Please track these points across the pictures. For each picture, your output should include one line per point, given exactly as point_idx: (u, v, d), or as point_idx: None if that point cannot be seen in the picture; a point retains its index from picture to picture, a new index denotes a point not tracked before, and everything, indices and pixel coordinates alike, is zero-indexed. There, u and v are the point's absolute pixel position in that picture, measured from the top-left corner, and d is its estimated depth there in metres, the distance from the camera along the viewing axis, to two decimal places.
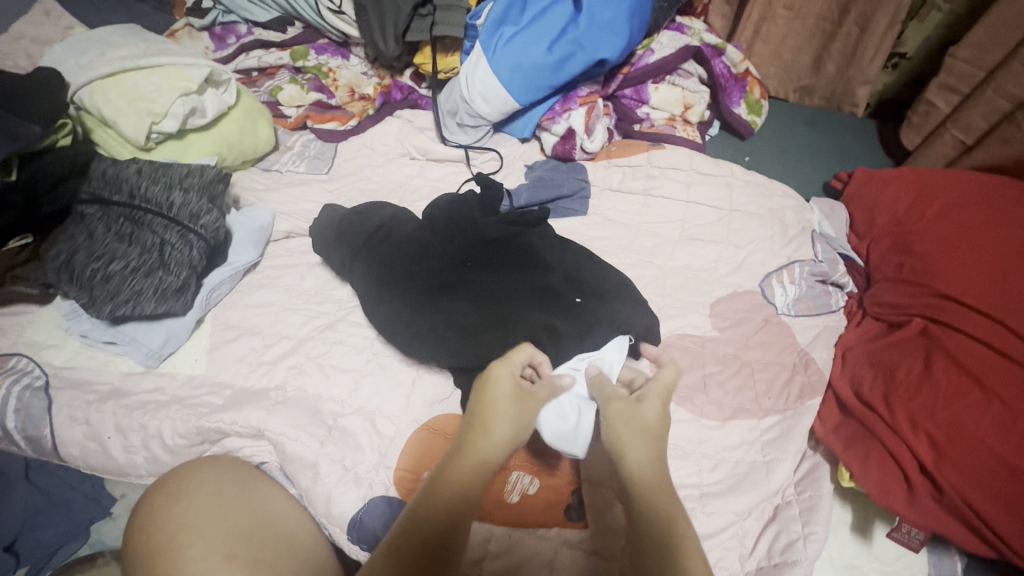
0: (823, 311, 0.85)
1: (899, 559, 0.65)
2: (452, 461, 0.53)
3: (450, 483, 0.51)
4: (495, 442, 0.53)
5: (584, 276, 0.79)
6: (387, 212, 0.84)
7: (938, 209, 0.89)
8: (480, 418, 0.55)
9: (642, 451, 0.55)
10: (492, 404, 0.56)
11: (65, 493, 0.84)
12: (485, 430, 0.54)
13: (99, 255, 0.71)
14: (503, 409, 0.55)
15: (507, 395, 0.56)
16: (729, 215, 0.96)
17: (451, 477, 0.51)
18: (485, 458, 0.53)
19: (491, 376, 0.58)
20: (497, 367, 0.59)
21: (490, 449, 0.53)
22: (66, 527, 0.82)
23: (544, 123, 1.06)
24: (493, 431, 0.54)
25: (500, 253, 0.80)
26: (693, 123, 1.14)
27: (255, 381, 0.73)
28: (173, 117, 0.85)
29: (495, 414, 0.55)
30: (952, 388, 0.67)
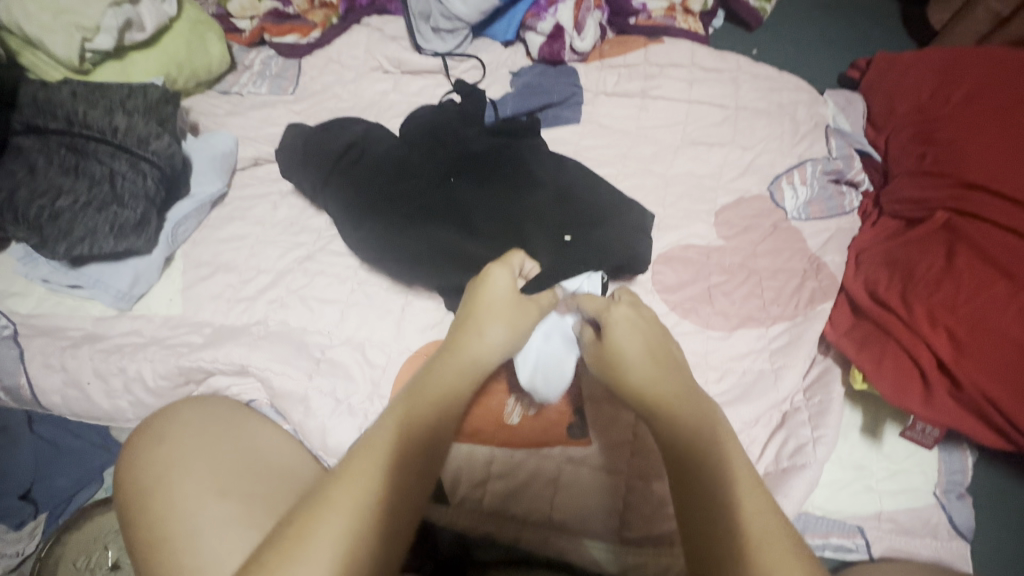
0: (836, 213, 0.79)
1: (909, 457, 0.64)
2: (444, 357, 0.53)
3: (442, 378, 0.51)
4: (491, 341, 0.54)
5: (578, 193, 0.72)
6: (359, 128, 0.76)
7: (966, 92, 0.81)
8: (475, 317, 0.55)
9: (642, 361, 0.52)
10: (484, 308, 0.55)
11: (71, 442, 0.83)
12: (479, 329, 0.54)
13: (43, 191, 0.65)
14: (499, 308, 0.55)
15: (504, 298, 0.55)
16: (736, 114, 0.88)
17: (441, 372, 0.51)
18: (477, 355, 0.53)
19: (489, 276, 0.57)
20: (496, 270, 0.57)
21: (483, 346, 0.53)
22: (78, 474, 0.82)
23: (528, 21, 0.96)
24: (486, 331, 0.54)
25: (483, 170, 0.73)
26: (694, 13, 1.03)
27: (235, 318, 0.69)
28: (107, 32, 0.75)
29: (488, 314, 0.55)
30: (975, 281, 0.63)
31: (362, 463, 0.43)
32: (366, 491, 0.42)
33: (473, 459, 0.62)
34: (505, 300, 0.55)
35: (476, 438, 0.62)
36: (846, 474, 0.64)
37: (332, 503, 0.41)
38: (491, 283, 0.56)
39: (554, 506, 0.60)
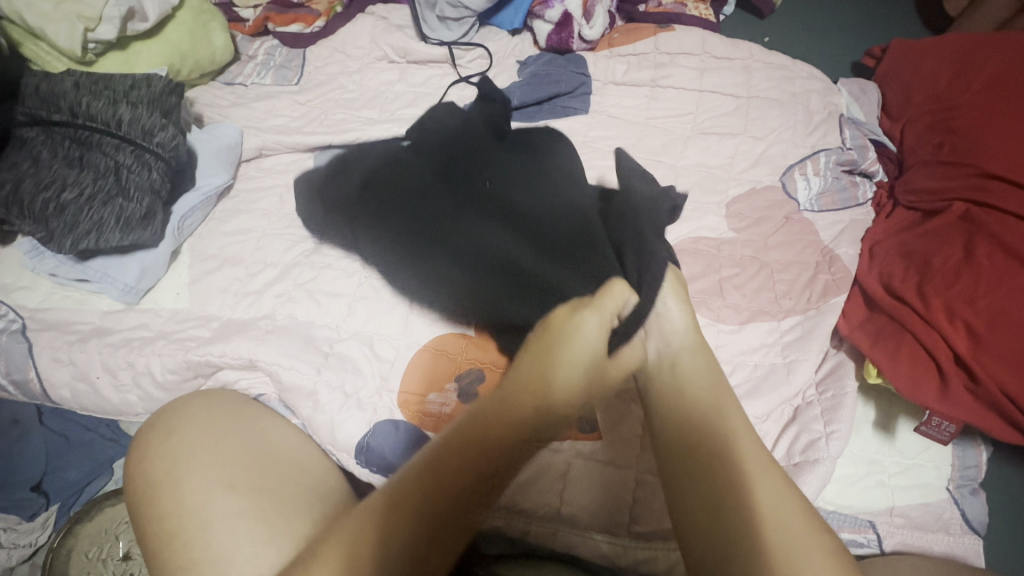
0: (850, 205, 0.78)
1: (923, 452, 0.64)
2: (512, 395, 0.53)
3: (507, 418, 0.52)
4: (561, 386, 0.55)
5: (598, 201, 0.70)
6: (376, 150, 0.76)
7: (986, 78, 0.79)
8: (547, 354, 0.57)
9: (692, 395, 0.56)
10: (558, 353, 0.57)
11: (83, 435, 0.83)
12: (552, 374, 0.55)
13: (48, 183, 0.64)
14: (574, 355, 0.57)
15: (590, 352, 0.58)
16: (747, 103, 0.86)
17: (510, 411, 0.52)
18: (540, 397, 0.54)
19: (580, 325, 0.58)
20: (588, 315, 0.59)
21: (554, 390, 0.55)
22: (90, 466, 0.82)
23: (536, 9, 0.94)
24: (558, 375, 0.55)
25: (500, 178, 0.72)
26: (705, 0, 1.01)
27: (242, 312, 0.69)
28: (109, 22, 0.74)
29: (565, 363, 0.56)
30: (995, 274, 0.61)
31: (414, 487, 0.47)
32: (415, 517, 0.45)
33: None
34: (587, 352, 0.57)
35: None
36: (859, 469, 0.63)
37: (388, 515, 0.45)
38: (580, 332, 0.58)
39: (563, 500, 0.60)
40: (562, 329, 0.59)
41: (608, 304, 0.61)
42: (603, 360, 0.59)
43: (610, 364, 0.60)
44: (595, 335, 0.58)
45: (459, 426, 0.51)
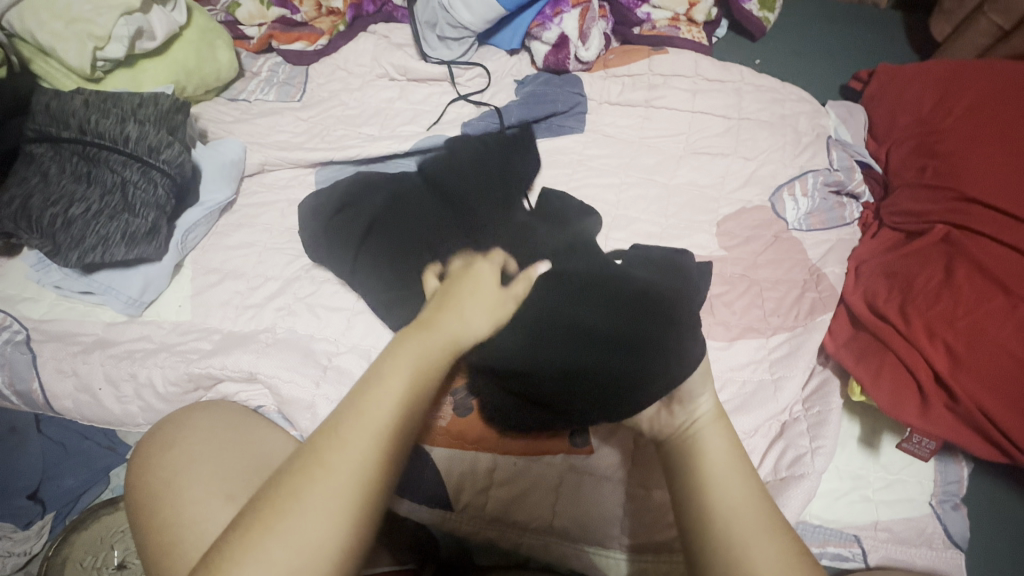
0: (837, 225, 0.81)
1: (906, 467, 0.65)
2: (425, 329, 0.49)
3: (421, 354, 0.47)
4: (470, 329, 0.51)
5: (635, 265, 0.64)
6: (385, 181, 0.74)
7: (968, 104, 0.81)
8: (451, 301, 0.52)
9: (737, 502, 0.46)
10: (466, 299, 0.53)
11: (79, 444, 0.84)
12: (463, 315, 0.51)
13: (56, 199, 0.66)
14: (479, 302, 0.53)
15: (487, 290, 0.54)
16: (738, 124, 0.88)
17: (423, 349, 0.47)
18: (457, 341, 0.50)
19: (474, 275, 0.56)
20: (480, 268, 0.57)
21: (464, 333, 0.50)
22: (86, 474, 0.83)
23: (533, 31, 0.96)
24: (468, 316, 0.51)
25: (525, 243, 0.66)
26: (698, 23, 1.04)
27: (243, 325, 0.70)
28: (118, 41, 0.76)
29: (472, 302, 0.52)
30: (974, 295, 0.63)
31: (359, 436, 0.41)
32: (354, 470, 0.40)
33: (477, 466, 0.63)
34: (487, 293, 0.54)
35: (478, 445, 0.62)
36: (844, 484, 0.65)
37: (327, 468, 0.40)
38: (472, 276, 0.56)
39: (556, 513, 0.61)
40: (464, 279, 0.56)
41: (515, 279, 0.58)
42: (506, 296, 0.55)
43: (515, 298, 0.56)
44: (492, 277, 0.56)
45: (380, 370, 0.45)
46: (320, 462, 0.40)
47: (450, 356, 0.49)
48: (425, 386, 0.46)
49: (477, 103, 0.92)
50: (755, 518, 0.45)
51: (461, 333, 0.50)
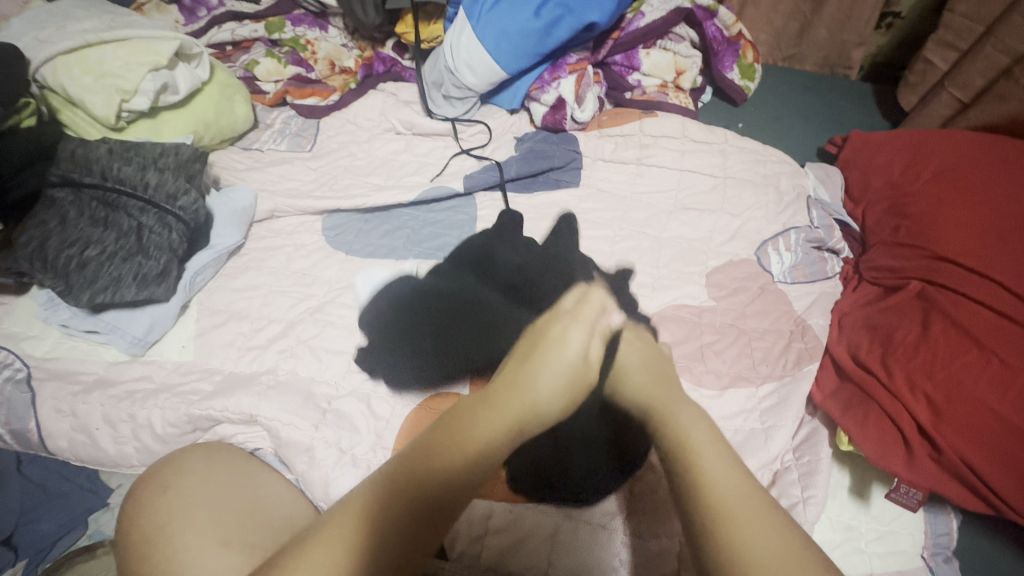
0: (819, 278, 0.85)
1: (897, 518, 0.66)
2: (486, 401, 0.52)
3: (478, 428, 0.49)
4: (534, 403, 0.52)
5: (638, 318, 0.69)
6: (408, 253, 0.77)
7: (934, 170, 0.88)
8: (513, 377, 0.54)
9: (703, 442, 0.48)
10: (532, 361, 0.55)
11: (60, 485, 0.81)
12: (529, 380, 0.53)
13: (73, 241, 0.69)
14: (542, 378, 0.54)
15: (562, 367, 0.55)
16: (724, 183, 0.94)
17: (478, 421, 0.50)
18: (515, 421, 0.51)
19: (564, 334, 0.57)
20: (574, 332, 0.57)
21: (526, 409, 0.52)
22: (64, 519, 0.79)
23: (532, 93, 1.02)
24: (534, 396, 0.53)
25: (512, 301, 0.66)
26: (685, 90, 1.11)
27: (244, 366, 0.72)
28: (144, 94, 0.81)
29: (547, 367, 0.54)
30: (950, 349, 0.67)
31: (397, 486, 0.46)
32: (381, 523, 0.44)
33: (473, 514, 0.63)
34: (563, 365, 0.55)
35: (477, 492, 0.63)
36: (837, 535, 0.65)
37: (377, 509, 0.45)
38: (562, 333, 0.57)
39: (552, 563, 0.60)
40: (551, 337, 0.58)
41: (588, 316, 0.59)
42: (587, 372, 0.56)
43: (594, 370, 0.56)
44: (581, 347, 0.56)
45: (434, 431, 0.50)
46: (364, 508, 0.45)
47: (509, 428, 0.50)
48: (475, 458, 0.48)
49: (478, 157, 0.97)
50: (702, 434, 0.49)
51: (528, 403, 0.52)
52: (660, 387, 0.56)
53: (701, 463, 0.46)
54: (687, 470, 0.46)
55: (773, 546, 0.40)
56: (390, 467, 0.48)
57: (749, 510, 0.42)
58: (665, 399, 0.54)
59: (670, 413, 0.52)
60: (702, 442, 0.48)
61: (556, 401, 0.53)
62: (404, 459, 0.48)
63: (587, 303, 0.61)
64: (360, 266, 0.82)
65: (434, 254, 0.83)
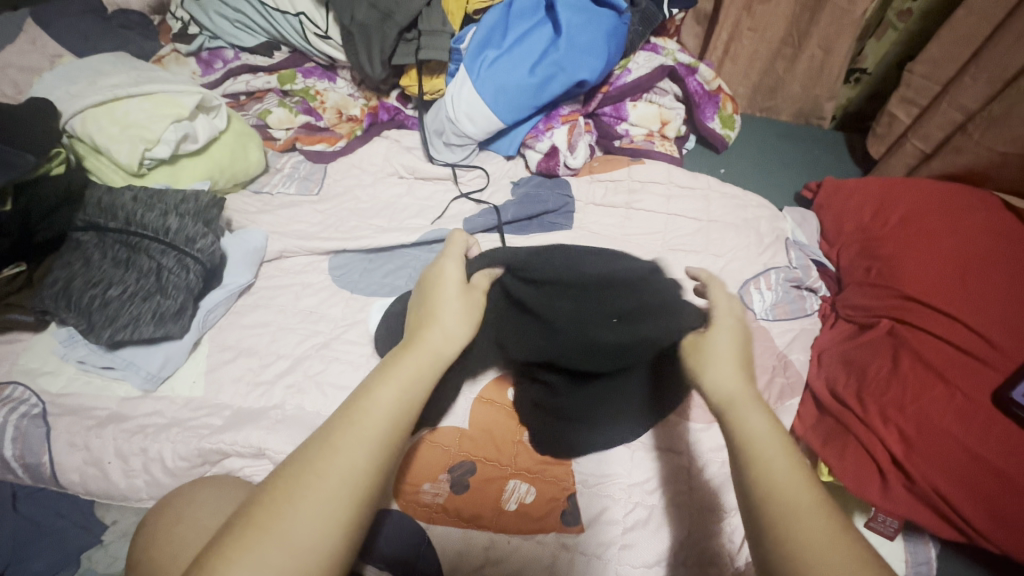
0: (799, 316, 0.90)
1: (879, 548, 0.69)
2: (408, 345, 0.54)
3: (406, 367, 0.51)
4: (445, 334, 0.55)
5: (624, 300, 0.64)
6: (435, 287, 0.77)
7: (900, 215, 0.95)
8: (428, 309, 0.57)
9: (775, 443, 0.47)
10: (444, 301, 0.58)
11: (54, 522, 0.76)
12: (439, 319, 0.56)
13: (96, 281, 0.73)
14: (449, 309, 0.57)
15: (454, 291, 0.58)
16: (708, 226, 1.00)
17: (406, 363, 0.51)
18: (434, 344, 0.54)
19: (440, 265, 0.61)
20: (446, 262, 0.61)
21: (443, 339, 0.55)
22: (56, 557, 0.75)
23: (528, 141, 1.09)
24: (447, 324, 0.56)
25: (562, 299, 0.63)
26: (670, 138, 1.19)
27: (253, 401, 0.75)
28: (166, 143, 0.86)
29: (446, 304, 0.57)
30: (918, 382, 0.72)
31: (359, 427, 0.46)
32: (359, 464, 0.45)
33: (472, 545, 0.65)
34: (453, 292, 0.58)
35: (476, 522, 0.66)
36: None
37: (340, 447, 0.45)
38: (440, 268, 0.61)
39: None
40: (430, 278, 0.61)
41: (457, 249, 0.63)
42: (476, 293, 0.60)
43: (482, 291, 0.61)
44: (458, 276, 0.60)
45: (377, 377, 0.50)
46: (330, 451, 0.45)
47: (432, 366, 0.53)
48: (408, 392, 0.50)
49: (476, 201, 1.03)
50: (767, 434, 0.48)
51: (446, 336, 0.55)
52: (738, 378, 0.53)
53: (774, 474, 0.45)
54: (754, 475, 0.46)
55: (834, 546, 0.41)
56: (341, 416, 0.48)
57: (812, 511, 0.43)
58: (739, 392, 0.52)
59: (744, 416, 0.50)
60: (770, 443, 0.47)
61: (465, 333, 0.56)
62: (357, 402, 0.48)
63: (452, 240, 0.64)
64: (364, 304, 0.86)
65: None
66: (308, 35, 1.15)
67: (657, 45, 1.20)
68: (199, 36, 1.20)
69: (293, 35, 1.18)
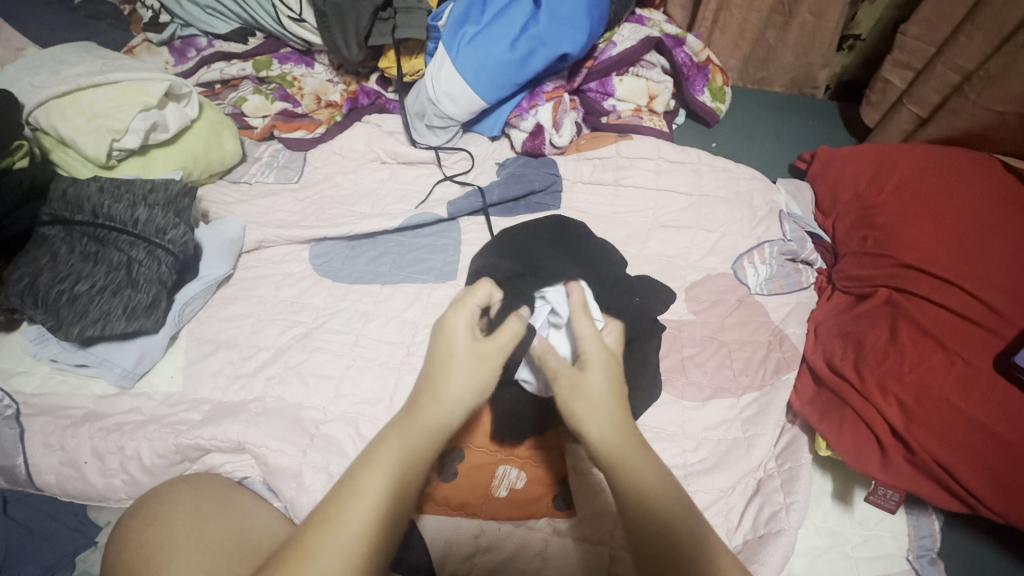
0: (795, 289, 0.87)
1: (880, 522, 0.67)
2: (413, 415, 0.51)
3: (407, 440, 0.49)
4: (448, 403, 0.52)
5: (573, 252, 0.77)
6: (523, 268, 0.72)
7: (897, 181, 0.92)
8: (433, 373, 0.54)
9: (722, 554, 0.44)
10: (447, 359, 0.54)
11: (44, 525, 0.73)
12: (446, 380, 0.53)
13: (64, 276, 0.71)
14: (459, 364, 0.54)
15: (460, 346, 0.55)
16: (699, 200, 0.97)
17: (405, 442, 0.49)
18: (440, 417, 0.51)
19: (445, 322, 0.58)
20: (453, 314, 0.58)
21: (446, 411, 0.52)
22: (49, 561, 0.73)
23: (512, 120, 1.05)
24: (447, 391, 0.52)
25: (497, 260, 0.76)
26: (659, 113, 1.16)
27: (233, 395, 0.72)
28: (134, 133, 0.83)
29: (457, 363, 0.54)
30: (917, 352, 0.69)
31: (341, 522, 0.44)
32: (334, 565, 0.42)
33: (462, 533, 0.63)
34: (462, 346, 0.55)
35: (465, 510, 0.64)
36: (823, 540, 0.66)
37: (323, 544, 0.43)
38: (447, 330, 0.57)
39: None
40: (438, 331, 0.57)
41: (471, 301, 0.61)
42: (489, 347, 0.56)
43: (499, 348, 0.56)
44: (466, 327, 0.57)
45: (380, 451, 0.48)
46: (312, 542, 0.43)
47: (436, 437, 0.51)
48: (410, 466, 0.48)
49: (461, 183, 1.00)
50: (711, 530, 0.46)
51: (452, 405, 0.52)
52: (618, 423, 0.52)
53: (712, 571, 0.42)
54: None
55: None
56: (341, 487, 0.46)
57: None
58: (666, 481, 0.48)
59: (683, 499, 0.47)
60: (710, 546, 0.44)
61: (472, 392, 0.53)
62: (353, 484, 0.46)
63: (470, 291, 0.62)
64: (347, 293, 0.83)
65: (419, 278, 0.86)
66: (282, 19, 1.11)
67: (643, 17, 1.17)
68: (170, 24, 1.17)
69: (267, 19, 1.14)
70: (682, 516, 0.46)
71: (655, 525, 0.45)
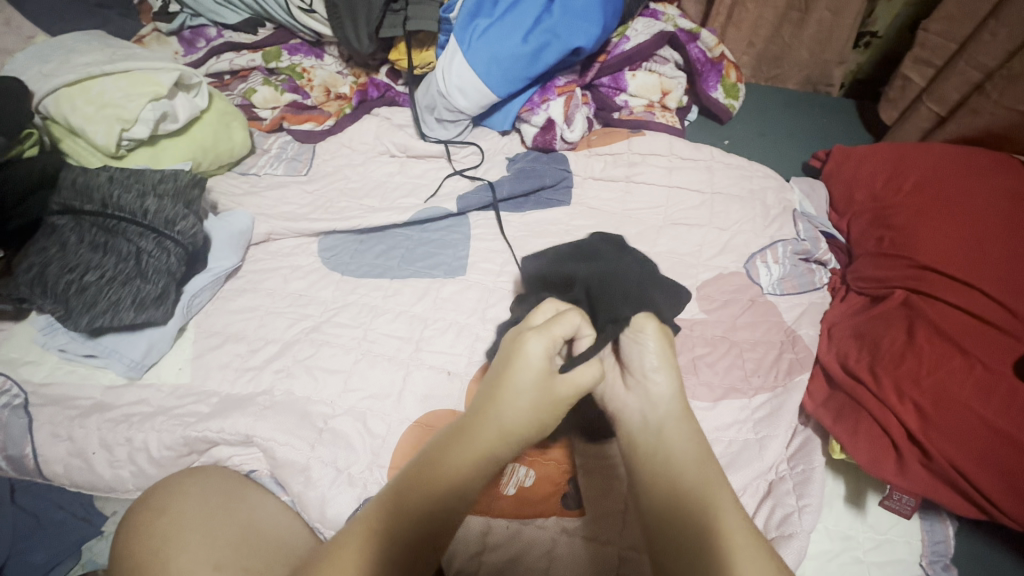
0: (808, 289, 0.86)
1: (893, 527, 0.66)
2: (464, 433, 0.52)
3: (453, 460, 0.50)
4: (503, 428, 0.52)
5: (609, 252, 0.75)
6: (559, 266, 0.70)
7: (915, 180, 0.90)
8: (496, 394, 0.53)
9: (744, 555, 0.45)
10: (513, 385, 0.52)
11: (52, 514, 0.73)
12: (506, 406, 0.52)
13: (73, 266, 0.70)
14: (523, 394, 0.52)
15: (532, 378, 0.52)
16: (711, 198, 0.96)
17: (451, 453, 0.51)
18: (492, 440, 0.51)
19: (521, 345, 0.54)
20: (532, 339, 0.54)
21: (500, 434, 0.51)
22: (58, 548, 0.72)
23: (523, 115, 1.04)
24: (506, 416, 0.52)
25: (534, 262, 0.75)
26: (671, 109, 1.15)
27: (241, 387, 0.72)
28: (144, 123, 0.82)
29: (521, 393, 0.52)
30: (936, 356, 0.68)
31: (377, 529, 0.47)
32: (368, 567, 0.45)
33: (469, 531, 0.63)
34: (534, 378, 0.53)
35: (472, 508, 0.64)
36: (834, 544, 0.65)
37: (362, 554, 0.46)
38: (521, 356, 0.53)
39: None
40: (511, 350, 0.54)
41: (557, 329, 0.55)
42: (559, 380, 0.54)
43: (571, 387, 0.54)
44: (542, 360, 0.53)
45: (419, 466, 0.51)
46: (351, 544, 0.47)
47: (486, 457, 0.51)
48: (455, 484, 0.49)
49: (470, 178, 0.99)
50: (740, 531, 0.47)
51: (505, 436, 0.52)
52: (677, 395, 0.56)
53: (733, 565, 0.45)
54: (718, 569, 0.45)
55: None
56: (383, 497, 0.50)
57: None
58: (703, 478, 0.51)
59: (717, 488, 0.50)
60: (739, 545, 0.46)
61: (531, 424, 0.52)
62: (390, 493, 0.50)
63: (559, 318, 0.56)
64: (355, 286, 0.83)
65: (428, 272, 0.85)
66: (292, 9, 1.10)
67: (657, 11, 1.16)
68: (180, 14, 1.17)
69: (278, 10, 1.13)
70: (705, 509, 0.48)
71: (675, 516, 0.49)
